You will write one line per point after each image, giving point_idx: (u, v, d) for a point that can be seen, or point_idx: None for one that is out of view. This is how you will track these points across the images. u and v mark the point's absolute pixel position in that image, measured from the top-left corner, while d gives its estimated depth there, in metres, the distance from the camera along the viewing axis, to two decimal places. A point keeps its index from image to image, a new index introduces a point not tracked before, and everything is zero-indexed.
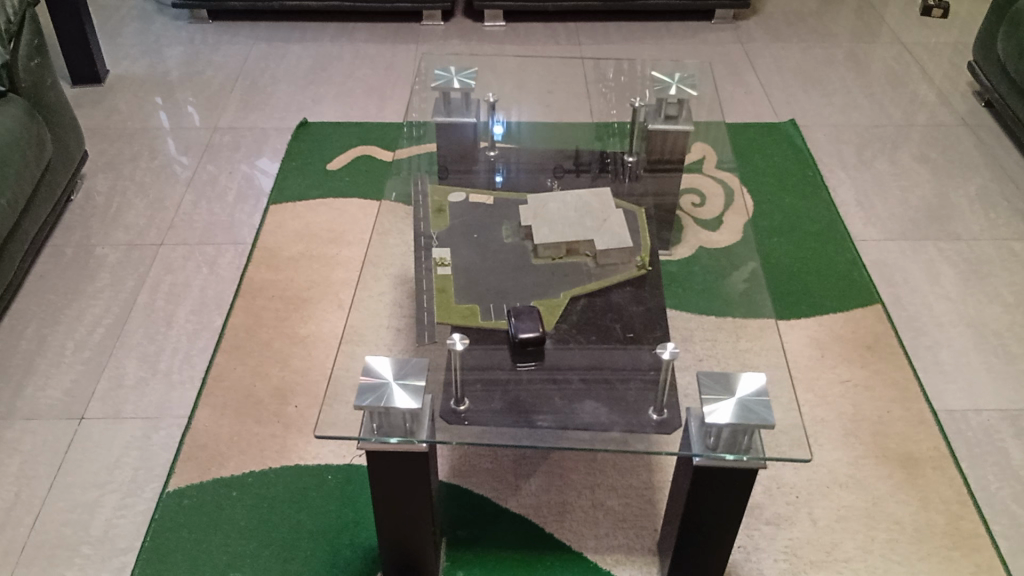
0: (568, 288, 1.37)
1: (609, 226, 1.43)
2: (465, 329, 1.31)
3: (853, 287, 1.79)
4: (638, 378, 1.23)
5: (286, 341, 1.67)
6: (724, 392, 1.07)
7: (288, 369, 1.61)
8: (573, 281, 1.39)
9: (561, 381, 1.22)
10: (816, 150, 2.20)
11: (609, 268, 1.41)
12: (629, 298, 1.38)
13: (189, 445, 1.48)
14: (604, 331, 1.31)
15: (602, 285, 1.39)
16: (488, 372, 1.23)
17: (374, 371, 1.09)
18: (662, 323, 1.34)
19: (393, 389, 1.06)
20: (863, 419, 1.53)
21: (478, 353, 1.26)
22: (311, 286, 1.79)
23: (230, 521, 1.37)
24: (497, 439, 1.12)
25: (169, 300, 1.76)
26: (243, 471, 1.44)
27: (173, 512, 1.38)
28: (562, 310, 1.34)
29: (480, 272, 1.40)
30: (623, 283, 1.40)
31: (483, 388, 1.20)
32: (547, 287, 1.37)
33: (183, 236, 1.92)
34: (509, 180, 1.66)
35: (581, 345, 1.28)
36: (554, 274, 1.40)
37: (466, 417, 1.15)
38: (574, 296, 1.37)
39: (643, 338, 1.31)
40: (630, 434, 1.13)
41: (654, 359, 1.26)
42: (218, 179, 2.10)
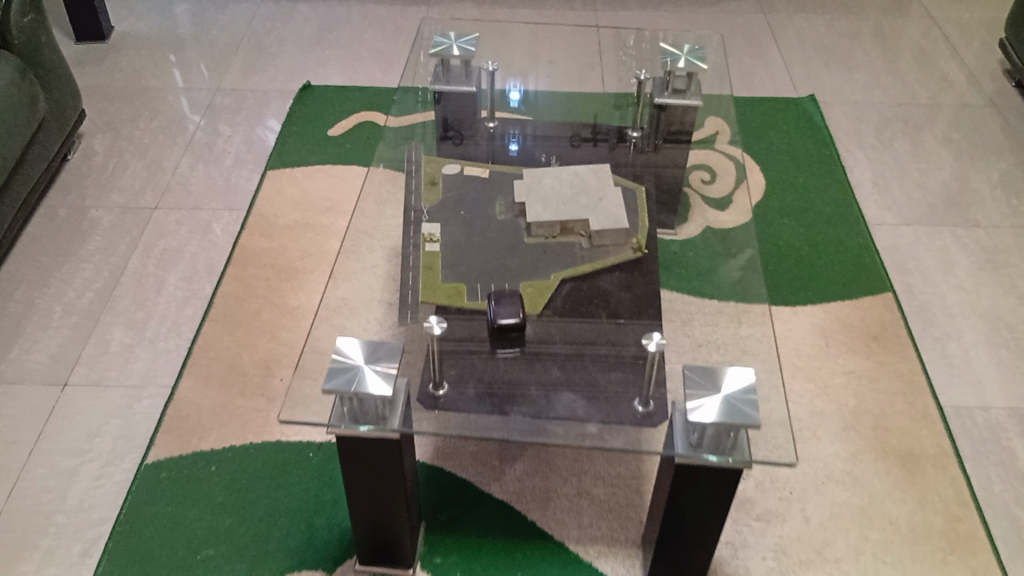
0: (557, 270, 1.33)
1: (605, 205, 1.37)
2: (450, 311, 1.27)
3: (863, 274, 1.72)
4: (619, 368, 1.18)
5: (275, 312, 1.63)
6: (710, 389, 1.02)
7: (275, 341, 1.58)
8: (565, 262, 1.34)
9: (541, 368, 1.18)
10: (834, 128, 2.11)
11: (601, 250, 1.36)
12: (618, 283, 1.33)
13: (171, 416, 1.46)
14: (588, 318, 1.27)
15: (591, 268, 1.34)
16: (468, 358, 1.19)
17: (344, 353, 1.05)
18: (652, 310, 1.29)
19: (365, 373, 1.02)
20: (865, 412, 1.48)
21: (458, 337, 1.22)
22: (304, 255, 1.75)
23: (207, 497, 1.35)
24: (469, 429, 1.08)
25: (159, 265, 1.73)
26: (223, 445, 1.42)
27: (151, 486, 1.36)
28: (547, 294, 1.29)
29: (469, 251, 1.36)
30: (613, 266, 1.35)
31: (462, 375, 1.16)
32: (537, 268, 1.33)
33: (178, 199, 1.89)
34: (524, 150, 1.62)
35: (563, 334, 1.24)
36: (545, 255, 1.35)
37: (442, 402, 1.12)
38: (560, 279, 1.32)
39: (629, 327, 1.26)
40: (610, 428, 1.09)
41: (639, 348, 1.22)
42: (218, 142, 2.05)
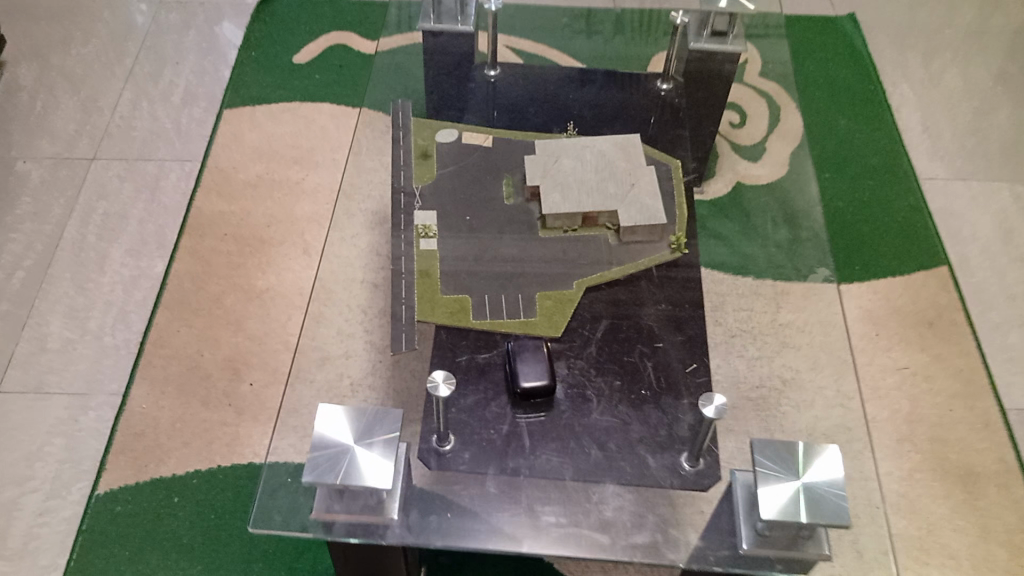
0: (589, 309, 1.10)
1: (638, 194, 1.14)
2: (451, 335, 1.07)
3: (915, 243, 1.51)
4: (669, 454, 0.96)
5: (240, 297, 1.40)
6: (785, 472, 0.83)
7: (243, 335, 1.35)
8: (590, 264, 1.12)
9: (576, 450, 0.95)
10: (876, 56, 1.85)
11: (641, 274, 1.13)
12: (663, 320, 1.10)
13: (123, 433, 1.25)
14: (630, 375, 1.04)
15: (630, 302, 1.11)
16: (478, 412, 0.99)
17: (326, 432, 0.83)
18: (704, 359, 1.07)
19: (357, 462, 0.81)
20: (919, 420, 1.31)
21: (474, 393, 1.01)
22: (271, 222, 1.50)
23: (171, 537, 1.16)
24: (484, 536, 0.86)
25: (102, 235, 1.47)
26: (187, 470, 1.22)
27: (104, 523, 1.16)
28: (578, 342, 1.07)
29: (474, 252, 1.13)
30: (655, 295, 1.12)
31: (476, 444, 0.96)
32: (557, 271, 1.11)
33: (120, 148, 1.60)
34: (512, 70, 1.40)
35: (601, 400, 1.01)
36: (566, 255, 1.13)
37: (449, 466, 0.92)
38: (594, 316, 1.09)
39: (679, 384, 1.03)
40: (666, 524, 0.88)
41: (695, 418, 0.98)
42: (164, 71, 1.74)
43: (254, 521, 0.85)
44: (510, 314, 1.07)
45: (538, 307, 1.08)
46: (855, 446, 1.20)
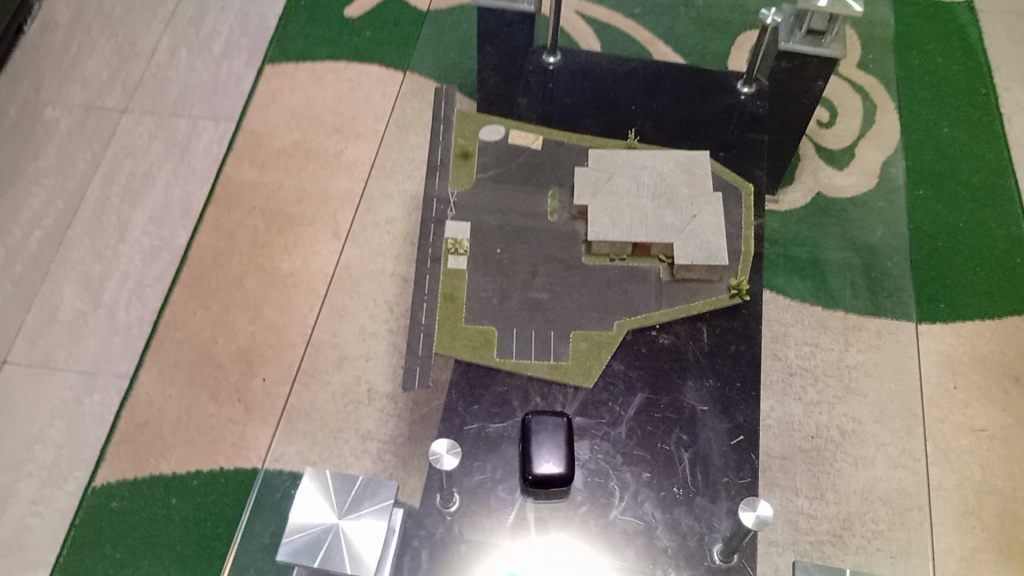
0: (624, 378, 0.95)
1: (698, 228, 0.99)
2: (461, 398, 0.94)
3: (1013, 283, 1.34)
4: (696, 569, 0.84)
5: (262, 280, 1.31)
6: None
7: (259, 323, 1.27)
8: (637, 302, 0.99)
9: (592, 554, 0.84)
10: (994, 52, 1.63)
11: (689, 339, 0.98)
12: (710, 399, 0.94)
13: (126, 423, 1.18)
14: (663, 466, 0.89)
15: (674, 374, 0.96)
16: (481, 498, 0.87)
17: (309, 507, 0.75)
18: (753, 456, 0.90)
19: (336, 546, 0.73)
20: (991, 492, 1.17)
21: (481, 471, 0.88)
22: (302, 197, 1.39)
23: (164, 543, 1.10)
24: None
25: (125, 198, 1.40)
26: (187, 470, 1.15)
27: (98, 521, 1.11)
28: (606, 419, 0.92)
29: (505, 272, 1.00)
30: (702, 367, 0.96)
31: (484, 522, 0.86)
32: (598, 306, 0.98)
33: (153, 101, 1.51)
34: (573, 57, 1.25)
35: (624, 495, 0.87)
36: (611, 288, 0.99)
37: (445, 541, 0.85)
38: (630, 386, 0.95)
39: (718, 484, 0.88)
40: None
41: (733, 530, 0.84)
42: (206, 16, 1.63)
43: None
44: (539, 356, 0.95)
45: (571, 349, 0.96)
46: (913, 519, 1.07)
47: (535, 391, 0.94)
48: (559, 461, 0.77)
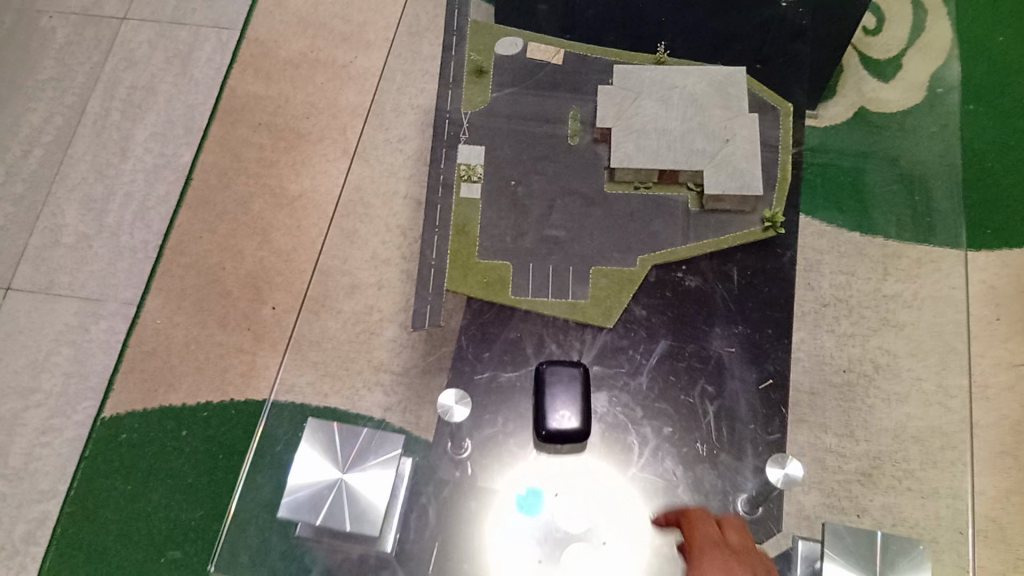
0: (645, 325, 0.89)
1: (731, 153, 0.92)
2: (471, 345, 0.89)
3: None
4: None
5: (268, 202, 1.25)
6: (856, 564, 0.71)
7: (267, 248, 1.22)
8: (662, 235, 0.93)
9: (609, 510, 0.80)
10: None
11: (717, 282, 0.91)
12: (738, 344, 0.88)
13: (133, 351, 1.15)
14: (686, 419, 0.84)
15: (699, 320, 0.89)
16: (493, 451, 0.83)
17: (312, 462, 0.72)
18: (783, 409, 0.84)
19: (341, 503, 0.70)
20: None
21: (491, 424, 0.84)
22: (311, 112, 1.32)
23: (175, 476, 1.08)
24: None
25: (127, 113, 1.33)
26: (196, 402, 1.12)
27: (108, 452, 1.09)
28: (625, 368, 0.87)
29: (522, 202, 0.93)
30: (730, 312, 0.89)
31: (501, 468, 0.82)
32: (620, 239, 0.92)
33: (153, 7, 1.42)
34: None
35: (643, 451, 0.83)
36: (635, 219, 0.93)
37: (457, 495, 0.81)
38: (651, 332, 0.89)
39: (744, 439, 0.83)
40: None
41: (758, 489, 0.80)
42: None
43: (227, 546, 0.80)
44: (556, 292, 0.90)
45: (591, 286, 0.90)
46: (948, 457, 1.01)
47: (549, 339, 0.89)
48: (573, 413, 0.72)
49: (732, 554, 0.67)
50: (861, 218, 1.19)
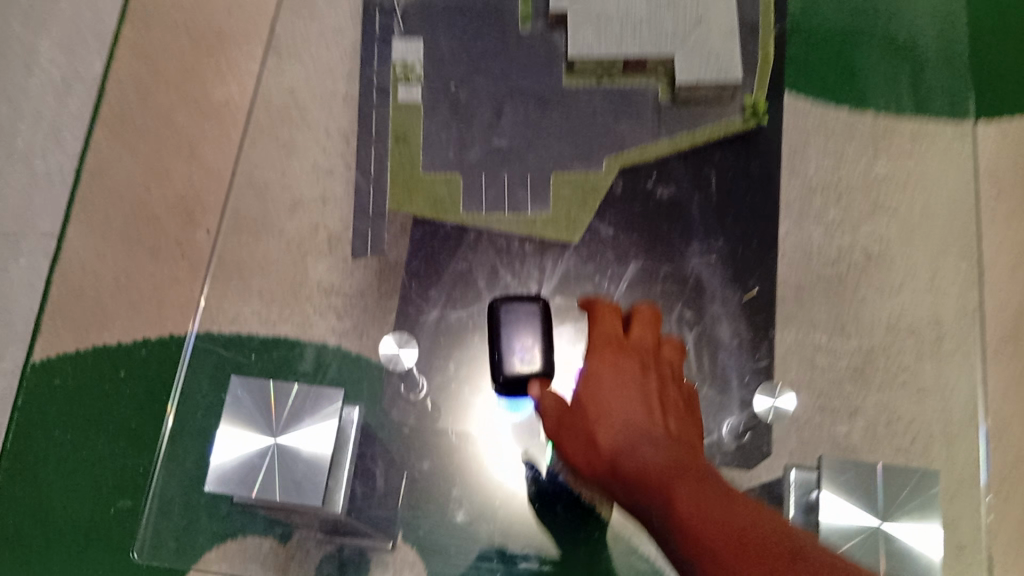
0: (614, 246, 0.91)
1: (705, 37, 0.90)
2: (416, 286, 0.90)
3: None
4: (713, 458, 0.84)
5: (193, 114, 1.13)
6: (858, 494, 0.69)
7: (196, 167, 1.10)
8: (618, 139, 0.92)
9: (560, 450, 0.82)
10: None
11: (692, 191, 0.93)
12: (716, 266, 0.91)
13: (60, 289, 1.05)
14: None
15: (674, 236, 0.92)
16: (450, 398, 0.84)
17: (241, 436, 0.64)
18: (767, 332, 0.89)
19: (272, 480, 0.63)
20: None
21: (447, 370, 0.85)
22: (232, 7, 1.17)
23: (118, 421, 1.00)
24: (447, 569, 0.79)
25: (24, 20, 1.17)
26: (133, 340, 1.03)
27: (43, 401, 1.01)
28: None
29: (456, 115, 0.93)
30: (708, 228, 0.92)
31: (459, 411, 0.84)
32: (573, 147, 0.92)
33: None
34: None
35: None
36: (584, 125, 0.92)
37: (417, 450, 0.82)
38: (623, 254, 0.91)
39: (729, 370, 0.88)
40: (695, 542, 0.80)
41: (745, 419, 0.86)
42: None
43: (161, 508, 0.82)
44: (512, 210, 0.91)
45: (553, 194, 0.91)
46: (950, 347, 0.89)
47: (504, 269, 0.91)
48: (535, 344, 0.72)
49: (622, 351, 0.71)
50: (844, 88, 1.00)
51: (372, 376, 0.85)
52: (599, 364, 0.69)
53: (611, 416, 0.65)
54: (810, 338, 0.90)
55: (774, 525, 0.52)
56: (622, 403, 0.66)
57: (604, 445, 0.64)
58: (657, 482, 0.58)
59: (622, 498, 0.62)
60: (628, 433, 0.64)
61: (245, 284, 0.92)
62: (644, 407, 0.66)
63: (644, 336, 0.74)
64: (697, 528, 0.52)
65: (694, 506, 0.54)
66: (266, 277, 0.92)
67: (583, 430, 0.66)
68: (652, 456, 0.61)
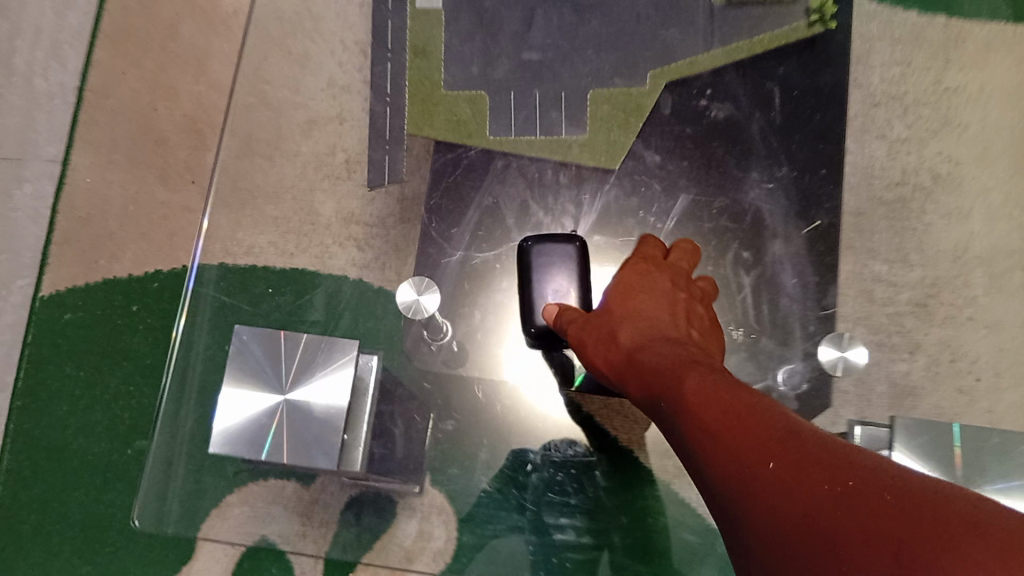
0: (661, 175, 0.83)
1: None
2: (438, 223, 0.83)
3: None
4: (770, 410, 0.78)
5: (197, 24, 1.04)
6: (930, 459, 0.66)
7: (203, 82, 1.02)
8: (657, 49, 0.84)
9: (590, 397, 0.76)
10: None
11: (752, 112, 0.84)
12: (773, 195, 0.83)
13: (66, 216, 1.00)
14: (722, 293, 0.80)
15: (730, 163, 0.83)
16: (479, 345, 0.79)
17: (250, 393, 0.60)
18: (833, 272, 0.81)
19: (284, 437, 0.58)
20: None
21: (474, 316, 0.79)
22: None
23: (132, 357, 0.95)
24: (478, 528, 0.75)
25: None
26: (144, 272, 0.97)
27: (54, 336, 0.96)
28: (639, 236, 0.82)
29: (480, 27, 0.86)
30: (769, 153, 0.83)
31: (487, 358, 0.78)
32: (605, 54, 0.85)
33: None
34: None
35: None
36: (619, 28, 0.85)
37: (446, 402, 0.77)
38: (670, 182, 0.83)
39: (789, 318, 0.80)
40: None
41: (806, 368, 0.78)
42: None
43: (161, 471, 0.75)
44: (544, 132, 0.84)
45: (590, 113, 0.84)
46: None
47: (534, 204, 0.83)
48: (571, 284, 0.69)
49: (657, 268, 0.64)
50: None
51: (390, 322, 0.79)
52: (629, 274, 0.63)
53: (634, 318, 0.58)
54: (868, 270, 0.81)
55: (786, 409, 0.42)
56: (649, 308, 0.58)
57: (625, 341, 0.57)
58: (671, 373, 0.50)
59: (634, 394, 0.54)
60: (648, 332, 0.56)
61: (259, 212, 0.83)
62: (671, 310, 0.58)
63: (683, 262, 0.67)
64: (703, 413, 0.44)
65: (703, 393, 0.46)
66: (281, 203, 0.84)
67: (604, 331, 0.60)
68: (670, 353, 0.53)
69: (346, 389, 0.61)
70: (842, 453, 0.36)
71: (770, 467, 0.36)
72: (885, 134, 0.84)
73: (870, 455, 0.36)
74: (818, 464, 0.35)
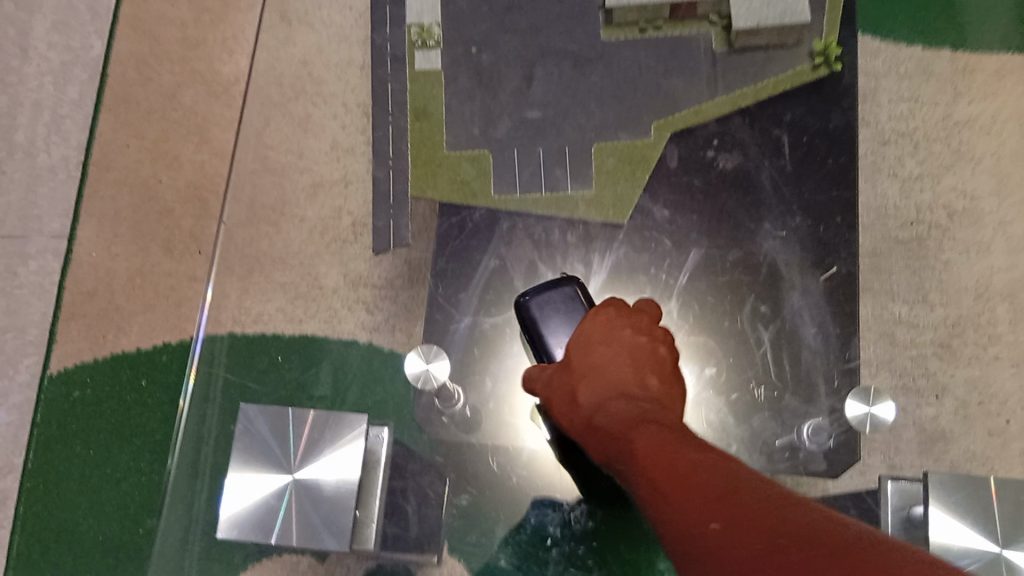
0: (672, 229, 0.82)
1: None
2: (445, 287, 0.82)
3: None
4: (796, 466, 0.74)
5: (198, 92, 1.04)
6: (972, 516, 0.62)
7: (206, 150, 1.02)
8: (660, 99, 0.83)
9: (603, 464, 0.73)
10: None
11: (762, 158, 0.83)
12: (787, 241, 0.81)
13: (70, 291, 0.96)
14: (739, 345, 0.78)
15: (742, 215, 0.82)
16: (494, 412, 0.77)
17: (257, 477, 0.59)
18: (851, 320, 0.79)
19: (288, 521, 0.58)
20: None
21: (487, 381, 0.78)
22: None
23: (144, 433, 0.94)
24: None
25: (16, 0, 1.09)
26: (152, 345, 0.96)
27: (62, 415, 0.94)
28: (653, 292, 0.80)
29: (480, 84, 0.85)
30: (783, 201, 0.82)
31: (501, 425, 0.76)
32: (608, 106, 0.84)
33: None
34: None
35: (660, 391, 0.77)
36: (621, 80, 0.84)
37: (461, 472, 0.75)
38: (682, 235, 0.82)
39: (813, 371, 0.77)
40: None
41: (832, 422, 0.75)
42: None
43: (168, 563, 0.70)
44: (548, 189, 0.83)
45: (596, 167, 0.83)
46: None
47: (542, 264, 0.82)
48: None
49: (620, 317, 0.66)
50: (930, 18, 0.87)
51: (401, 393, 0.76)
52: (592, 324, 0.65)
53: (593, 376, 0.61)
54: (888, 312, 0.78)
55: (732, 463, 0.45)
56: (609, 366, 0.61)
57: (585, 402, 0.60)
58: (626, 432, 0.52)
59: (599, 454, 0.57)
60: (609, 392, 0.59)
61: (267, 279, 0.81)
62: (630, 365, 0.61)
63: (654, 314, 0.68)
64: (649, 471, 0.46)
65: (652, 449, 0.48)
66: (288, 268, 0.82)
67: (566, 389, 0.63)
68: (628, 412, 0.55)
69: (355, 467, 0.60)
70: (775, 508, 0.38)
71: (712, 525, 0.38)
72: (896, 173, 0.83)
73: (800, 509, 0.38)
74: (749, 528, 0.37)
